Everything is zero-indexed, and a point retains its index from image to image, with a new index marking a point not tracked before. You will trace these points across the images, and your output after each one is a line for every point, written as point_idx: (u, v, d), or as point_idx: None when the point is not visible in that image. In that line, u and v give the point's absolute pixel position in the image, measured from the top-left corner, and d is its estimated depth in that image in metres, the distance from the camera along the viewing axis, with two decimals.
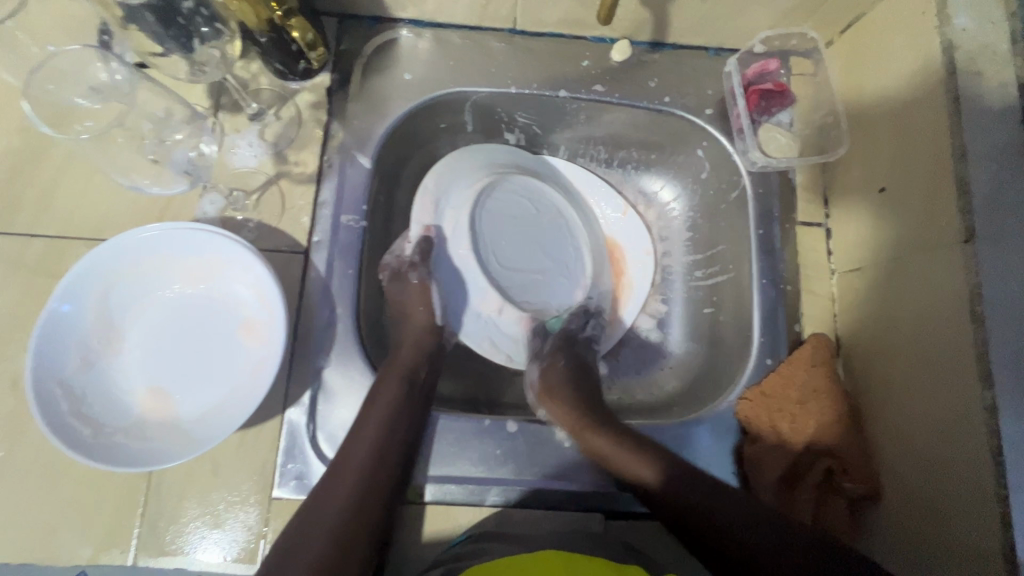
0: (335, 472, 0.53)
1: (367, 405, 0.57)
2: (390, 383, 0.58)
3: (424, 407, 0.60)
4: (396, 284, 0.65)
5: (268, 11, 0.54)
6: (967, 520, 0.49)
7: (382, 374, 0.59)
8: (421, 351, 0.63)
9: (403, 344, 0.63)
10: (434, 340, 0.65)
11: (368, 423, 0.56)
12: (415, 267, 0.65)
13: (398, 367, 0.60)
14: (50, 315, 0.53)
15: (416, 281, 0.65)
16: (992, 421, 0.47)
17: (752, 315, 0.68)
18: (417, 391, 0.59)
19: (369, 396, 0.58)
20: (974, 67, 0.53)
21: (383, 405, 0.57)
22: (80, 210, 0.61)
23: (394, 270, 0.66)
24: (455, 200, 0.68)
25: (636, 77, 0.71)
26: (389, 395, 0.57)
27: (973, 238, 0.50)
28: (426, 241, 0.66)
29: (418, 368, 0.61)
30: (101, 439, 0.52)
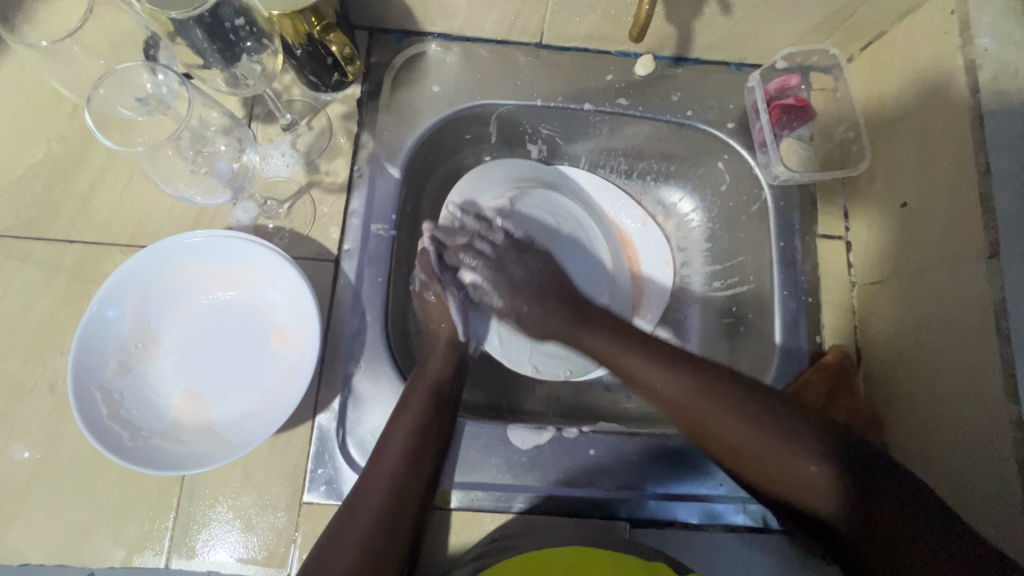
0: (367, 481, 0.54)
1: (396, 414, 0.58)
2: (417, 394, 0.58)
3: (451, 416, 0.60)
4: (419, 300, 0.67)
5: (309, 26, 0.57)
6: (999, 532, 0.49)
7: (410, 382, 0.60)
8: (447, 360, 0.63)
9: (431, 354, 0.63)
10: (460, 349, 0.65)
11: (396, 432, 0.57)
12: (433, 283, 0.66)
13: (426, 377, 0.60)
14: (91, 320, 0.54)
15: (433, 298, 0.66)
16: (1019, 434, 0.48)
17: (773, 326, 0.68)
18: (444, 400, 0.59)
19: (399, 405, 0.59)
20: (997, 85, 0.54)
21: (414, 412, 0.57)
22: (117, 217, 0.62)
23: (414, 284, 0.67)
24: (476, 217, 0.73)
25: (658, 91, 0.73)
26: (420, 403, 0.58)
27: (997, 253, 0.51)
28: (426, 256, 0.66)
29: (445, 378, 0.61)
30: (138, 442, 0.54)
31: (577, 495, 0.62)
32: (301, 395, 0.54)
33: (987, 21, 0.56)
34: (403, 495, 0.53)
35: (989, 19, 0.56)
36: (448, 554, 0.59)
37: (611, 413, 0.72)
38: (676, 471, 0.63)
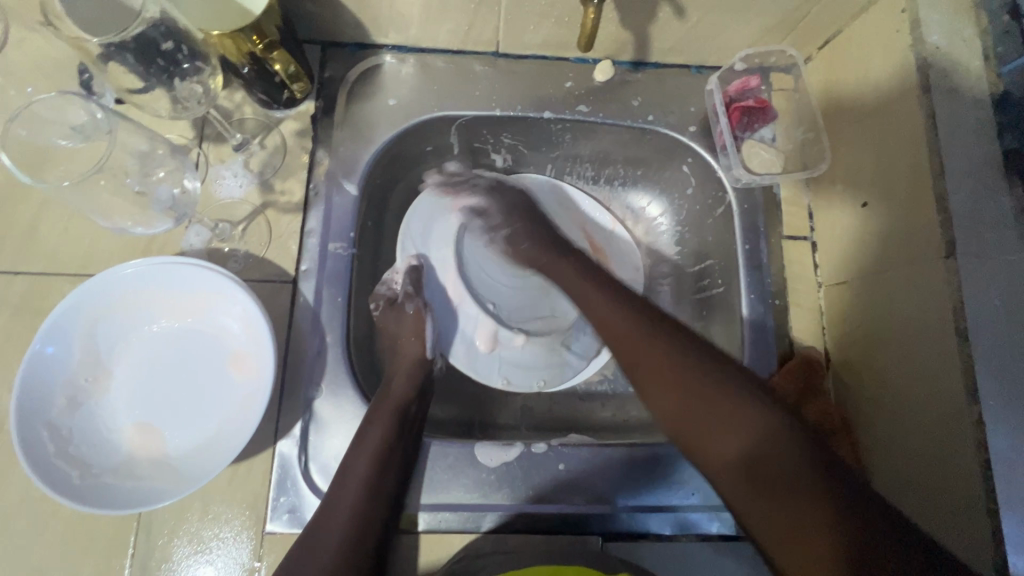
0: (326, 510, 0.52)
1: (358, 440, 0.56)
2: (382, 416, 0.57)
3: (415, 438, 0.59)
4: (391, 314, 0.66)
5: (250, 45, 0.54)
6: (962, 536, 0.49)
7: (372, 406, 0.58)
8: (411, 380, 0.62)
9: (395, 375, 0.62)
10: (424, 371, 0.64)
11: (357, 457, 0.55)
12: (411, 296, 0.67)
13: (388, 399, 0.59)
14: (34, 355, 0.52)
15: (411, 310, 0.66)
16: (980, 435, 0.47)
17: (742, 330, 0.68)
18: (407, 422, 0.59)
19: (360, 430, 0.57)
20: (949, 83, 0.54)
21: (375, 435, 0.56)
22: (63, 247, 0.60)
23: (387, 300, 0.67)
24: (440, 234, 0.72)
25: (618, 96, 0.72)
26: (382, 425, 0.56)
27: (954, 253, 0.51)
28: (414, 270, 0.68)
29: (409, 400, 0.60)
30: (88, 480, 0.52)
31: (547, 511, 0.61)
32: (257, 423, 0.53)
33: (937, 19, 0.56)
34: (363, 524, 0.52)
35: (940, 17, 0.56)
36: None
37: (585, 422, 0.71)
38: (647, 483, 0.62)
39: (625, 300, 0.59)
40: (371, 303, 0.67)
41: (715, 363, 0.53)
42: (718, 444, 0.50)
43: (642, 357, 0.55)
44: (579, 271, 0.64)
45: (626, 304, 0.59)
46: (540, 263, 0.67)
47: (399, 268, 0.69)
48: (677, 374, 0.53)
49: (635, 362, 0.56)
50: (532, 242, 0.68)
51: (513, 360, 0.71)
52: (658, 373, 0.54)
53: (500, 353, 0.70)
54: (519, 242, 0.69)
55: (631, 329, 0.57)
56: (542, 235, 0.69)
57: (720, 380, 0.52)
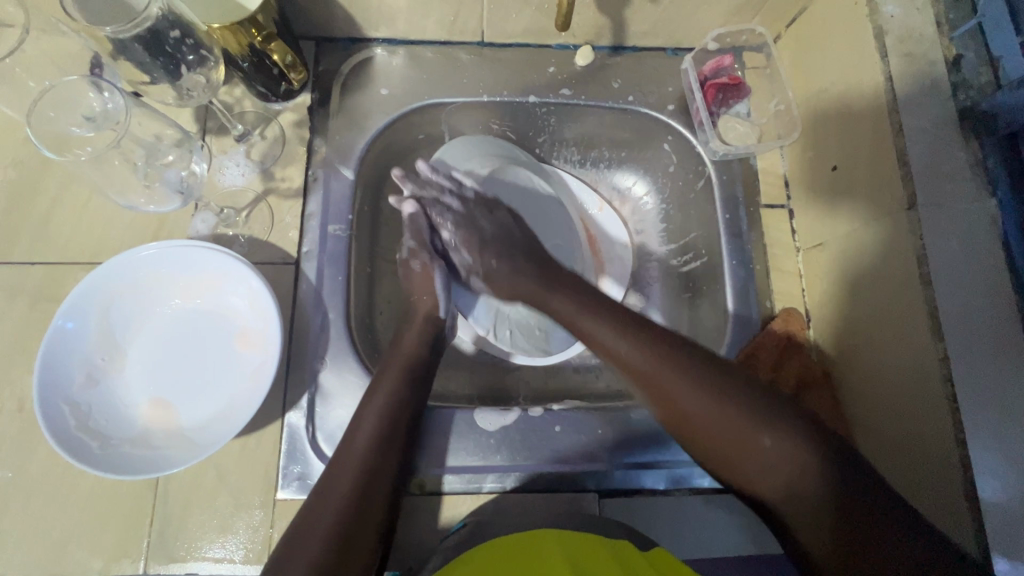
0: (339, 459, 0.55)
1: (367, 396, 0.59)
2: (390, 375, 0.60)
3: (424, 394, 0.61)
4: (401, 269, 0.68)
5: (249, 37, 0.59)
6: (935, 469, 0.52)
7: (384, 365, 0.61)
8: (423, 340, 0.64)
9: (409, 333, 0.64)
10: (435, 326, 0.66)
11: (366, 414, 0.57)
12: (418, 254, 0.67)
13: (399, 357, 0.62)
14: (53, 334, 0.56)
15: (418, 267, 0.67)
16: (946, 369, 0.51)
17: (725, 295, 0.71)
18: (416, 377, 0.61)
19: (371, 387, 0.60)
20: (903, 50, 0.58)
21: (383, 392, 0.59)
22: (76, 236, 0.64)
23: (398, 252, 0.69)
24: None
25: (599, 79, 0.76)
26: (389, 382, 0.59)
27: (915, 205, 0.55)
28: (419, 225, 0.67)
29: (421, 358, 0.63)
30: (108, 450, 0.55)
31: (545, 471, 0.63)
32: (266, 391, 0.56)
33: None
34: (375, 471, 0.54)
35: None
36: (425, 539, 0.61)
37: (579, 391, 0.74)
38: (638, 442, 0.65)
39: (627, 325, 0.57)
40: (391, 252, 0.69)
41: (727, 391, 0.51)
42: (756, 474, 0.49)
43: (680, 397, 0.52)
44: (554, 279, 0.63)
45: (607, 317, 0.58)
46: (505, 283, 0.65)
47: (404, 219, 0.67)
48: (704, 396, 0.51)
49: (662, 408, 0.54)
50: (503, 265, 0.64)
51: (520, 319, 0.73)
52: (676, 388, 0.52)
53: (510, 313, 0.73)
54: (490, 276, 0.66)
55: (657, 367, 0.53)
56: (507, 263, 0.64)
57: (750, 413, 0.50)
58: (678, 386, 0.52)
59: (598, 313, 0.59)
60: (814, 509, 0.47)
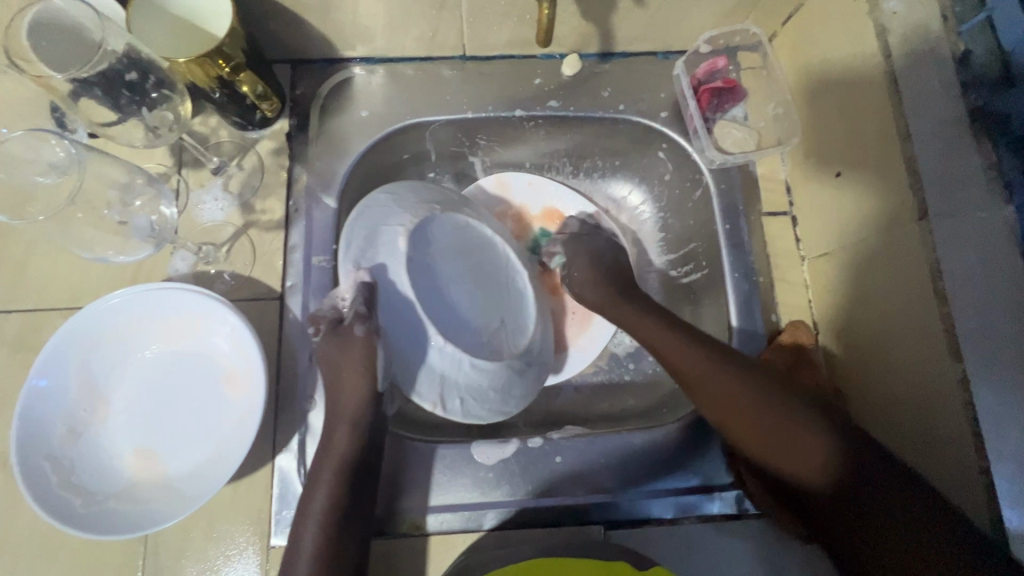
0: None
1: (302, 508, 0.55)
2: (324, 483, 0.55)
3: (366, 487, 0.57)
4: (336, 340, 0.58)
5: (218, 69, 0.54)
6: (959, 495, 0.50)
7: (318, 461, 0.57)
8: (356, 429, 0.58)
9: (337, 425, 0.58)
10: (374, 408, 0.59)
11: (303, 530, 0.54)
12: (361, 319, 0.56)
13: (333, 456, 0.56)
14: (30, 390, 0.54)
15: (361, 334, 0.56)
16: (967, 393, 0.48)
17: (729, 310, 0.68)
18: (358, 471, 0.56)
19: (305, 495, 0.56)
20: (908, 49, 0.55)
21: (318, 504, 0.54)
22: (53, 281, 0.62)
23: (332, 322, 0.59)
24: (387, 241, 0.56)
25: (588, 88, 0.72)
26: (323, 494, 0.54)
27: (927, 214, 0.52)
28: (367, 287, 0.56)
29: (355, 453, 0.57)
30: (92, 508, 0.53)
31: (546, 503, 0.61)
32: (252, 439, 0.54)
33: None
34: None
35: None
36: None
37: (582, 414, 0.71)
38: (644, 468, 0.63)
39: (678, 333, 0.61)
40: (313, 326, 0.60)
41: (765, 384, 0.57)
42: (793, 460, 0.54)
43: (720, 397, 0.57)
44: (625, 294, 0.67)
45: (676, 331, 0.62)
46: (616, 314, 0.67)
47: (346, 285, 0.57)
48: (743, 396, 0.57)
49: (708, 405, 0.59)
50: (590, 266, 0.69)
51: (476, 390, 0.59)
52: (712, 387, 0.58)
53: (462, 385, 0.58)
54: (583, 286, 0.69)
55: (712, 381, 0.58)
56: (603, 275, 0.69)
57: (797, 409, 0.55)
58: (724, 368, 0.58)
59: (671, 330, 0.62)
60: (853, 494, 0.51)
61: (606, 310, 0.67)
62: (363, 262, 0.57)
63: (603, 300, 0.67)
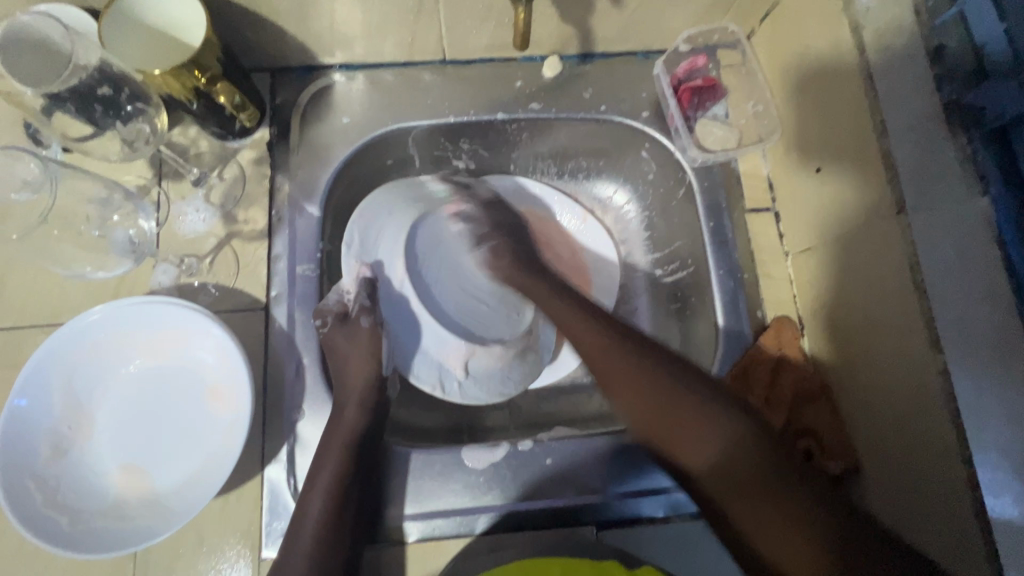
0: (287, 549, 0.53)
1: (312, 476, 0.56)
2: (335, 450, 0.57)
3: (370, 464, 0.58)
4: (342, 331, 0.61)
5: (194, 80, 0.54)
6: (940, 488, 0.49)
7: (328, 434, 0.58)
8: (365, 407, 0.60)
9: (347, 400, 0.59)
10: (379, 392, 0.61)
11: (312, 499, 0.55)
12: (366, 311, 0.62)
13: (342, 430, 0.57)
14: (10, 411, 0.53)
15: (366, 325, 0.61)
16: (947, 385, 0.49)
17: (715, 307, 0.68)
18: (365, 445, 0.58)
19: (315, 465, 0.57)
20: (883, 44, 0.55)
21: (327, 469, 0.56)
22: (32, 299, 0.61)
23: (337, 315, 0.62)
24: (387, 240, 0.64)
25: (569, 89, 0.72)
26: (333, 459, 0.56)
27: (905, 209, 0.53)
28: (367, 282, 0.62)
29: (363, 431, 0.58)
30: (79, 526, 0.52)
31: (536, 506, 0.61)
32: (240, 452, 0.54)
33: None
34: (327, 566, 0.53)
35: None
36: None
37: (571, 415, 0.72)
38: (633, 468, 0.63)
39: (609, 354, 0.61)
40: (318, 318, 0.62)
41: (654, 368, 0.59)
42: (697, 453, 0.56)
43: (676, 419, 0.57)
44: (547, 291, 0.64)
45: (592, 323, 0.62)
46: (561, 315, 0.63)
47: (351, 278, 0.63)
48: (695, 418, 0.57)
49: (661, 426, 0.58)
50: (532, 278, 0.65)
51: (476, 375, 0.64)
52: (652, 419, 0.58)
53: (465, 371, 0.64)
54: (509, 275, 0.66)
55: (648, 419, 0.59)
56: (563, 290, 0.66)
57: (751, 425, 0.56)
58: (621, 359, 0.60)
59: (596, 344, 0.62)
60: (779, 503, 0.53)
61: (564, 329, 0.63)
62: (367, 255, 0.64)
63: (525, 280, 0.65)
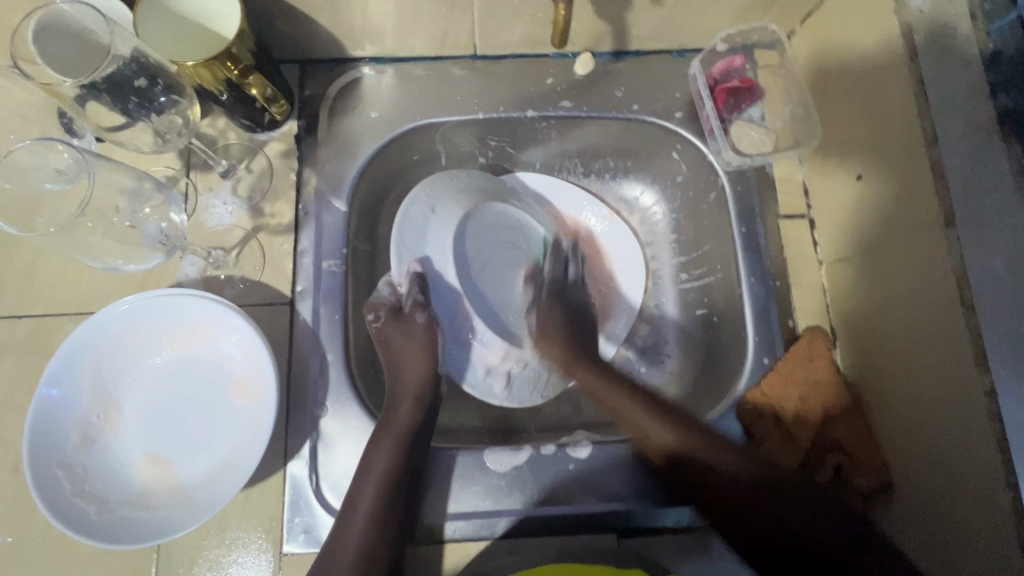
0: (336, 542, 0.53)
1: (361, 473, 0.56)
2: (387, 447, 0.56)
3: (420, 465, 0.58)
4: (397, 326, 0.62)
5: (226, 71, 0.53)
6: (986, 515, 0.47)
7: (377, 436, 0.57)
8: (419, 405, 0.60)
9: (402, 398, 0.60)
10: (433, 388, 0.62)
11: (361, 496, 0.55)
12: (421, 307, 0.62)
13: (393, 431, 0.57)
14: (39, 400, 0.53)
15: (422, 320, 0.62)
16: (994, 407, 0.46)
17: (744, 314, 0.67)
18: (414, 445, 0.57)
19: (364, 461, 0.57)
20: (937, 49, 0.53)
21: (378, 466, 0.55)
22: (62, 287, 0.61)
23: (390, 309, 0.63)
24: (436, 236, 0.63)
25: (601, 87, 0.71)
26: (383, 456, 0.56)
27: (954, 222, 0.51)
28: (418, 278, 0.62)
29: (415, 427, 0.58)
30: (105, 516, 0.53)
31: (559, 511, 0.60)
32: (265, 446, 0.53)
33: None
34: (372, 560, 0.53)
35: None
36: None
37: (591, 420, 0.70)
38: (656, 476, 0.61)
39: (648, 402, 0.62)
40: (369, 312, 0.64)
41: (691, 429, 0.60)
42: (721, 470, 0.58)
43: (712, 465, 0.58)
44: (596, 372, 0.65)
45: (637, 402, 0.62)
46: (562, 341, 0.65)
47: (400, 276, 0.62)
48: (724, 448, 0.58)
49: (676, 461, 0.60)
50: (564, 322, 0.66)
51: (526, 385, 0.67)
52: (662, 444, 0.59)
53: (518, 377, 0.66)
54: (547, 336, 0.65)
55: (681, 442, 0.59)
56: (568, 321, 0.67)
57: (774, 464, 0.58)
58: (645, 407, 0.61)
59: (623, 390, 0.64)
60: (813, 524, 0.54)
61: (571, 369, 0.65)
62: (422, 253, 0.62)
63: (569, 357, 0.65)
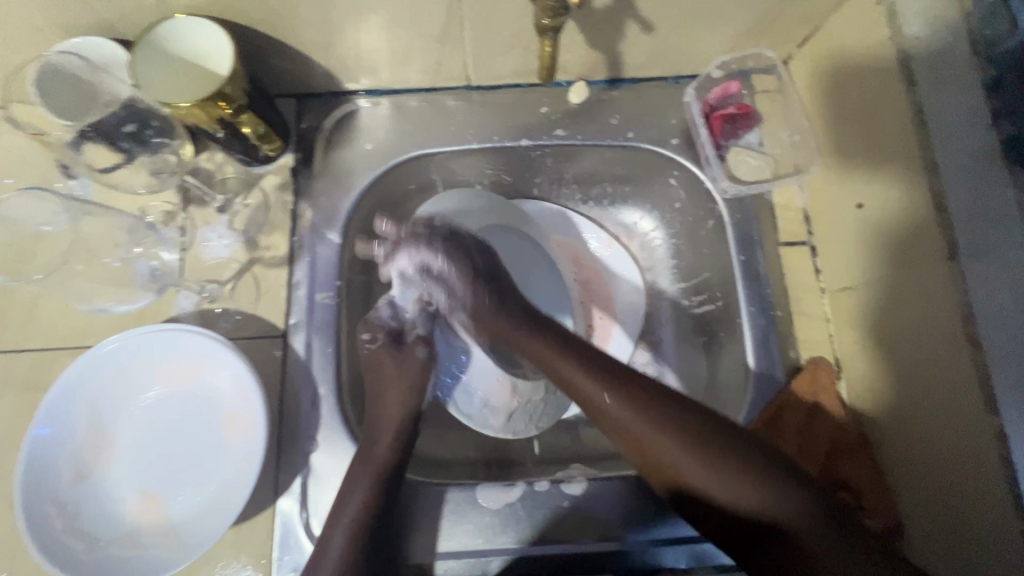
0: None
1: (340, 505, 0.55)
2: (370, 478, 0.56)
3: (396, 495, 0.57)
4: (395, 354, 0.63)
5: (219, 110, 0.54)
6: (1002, 561, 0.45)
7: (356, 467, 0.56)
8: (400, 434, 0.59)
9: (383, 427, 0.59)
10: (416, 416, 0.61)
11: (339, 529, 0.54)
12: (422, 339, 0.65)
13: (374, 461, 0.56)
14: (32, 438, 0.54)
15: (422, 353, 0.64)
16: (1003, 450, 0.45)
17: (744, 345, 0.65)
18: (389, 481, 0.56)
19: (343, 493, 0.56)
20: (937, 78, 0.52)
21: (361, 498, 0.55)
22: (61, 321, 0.62)
23: (390, 336, 0.64)
24: None
25: (596, 116, 0.71)
26: (365, 488, 0.55)
27: (957, 255, 0.49)
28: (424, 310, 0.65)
29: (398, 456, 0.58)
30: (95, 554, 0.52)
31: (551, 550, 0.59)
32: (253, 483, 0.53)
33: (915, 7, 0.54)
34: None
35: (918, 5, 0.53)
36: None
37: (587, 452, 0.67)
38: (652, 513, 0.60)
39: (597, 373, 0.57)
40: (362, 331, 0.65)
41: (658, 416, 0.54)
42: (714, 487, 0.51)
43: (678, 461, 0.53)
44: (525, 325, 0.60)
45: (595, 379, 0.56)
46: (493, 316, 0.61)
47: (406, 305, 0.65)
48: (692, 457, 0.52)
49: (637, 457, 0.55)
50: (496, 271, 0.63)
51: (523, 418, 0.64)
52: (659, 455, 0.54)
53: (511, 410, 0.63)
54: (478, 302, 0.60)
55: (644, 428, 0.54)
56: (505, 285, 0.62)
57: (780, 481, 0.50)
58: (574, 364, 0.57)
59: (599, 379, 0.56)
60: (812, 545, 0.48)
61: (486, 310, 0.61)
62: None
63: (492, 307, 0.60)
